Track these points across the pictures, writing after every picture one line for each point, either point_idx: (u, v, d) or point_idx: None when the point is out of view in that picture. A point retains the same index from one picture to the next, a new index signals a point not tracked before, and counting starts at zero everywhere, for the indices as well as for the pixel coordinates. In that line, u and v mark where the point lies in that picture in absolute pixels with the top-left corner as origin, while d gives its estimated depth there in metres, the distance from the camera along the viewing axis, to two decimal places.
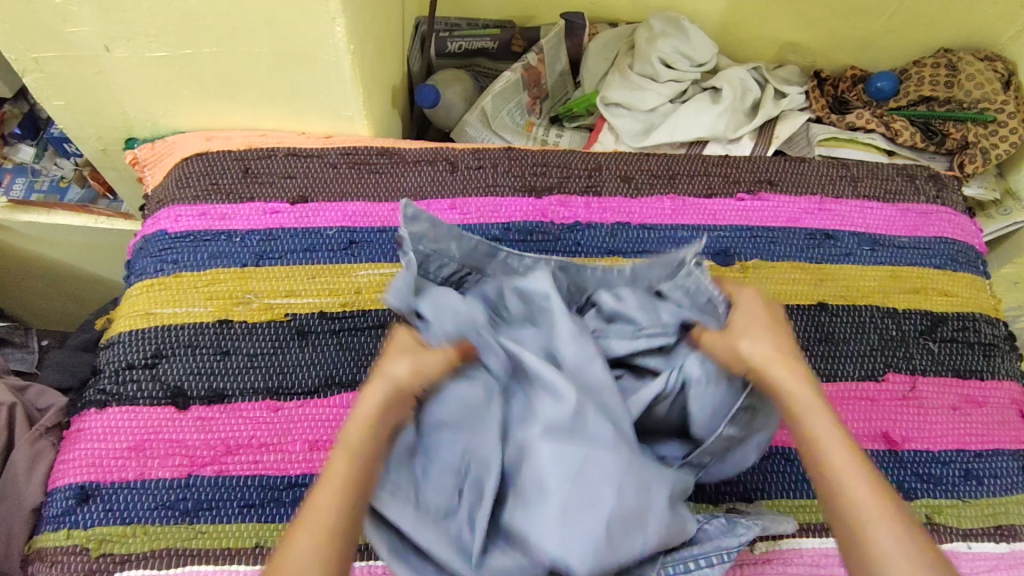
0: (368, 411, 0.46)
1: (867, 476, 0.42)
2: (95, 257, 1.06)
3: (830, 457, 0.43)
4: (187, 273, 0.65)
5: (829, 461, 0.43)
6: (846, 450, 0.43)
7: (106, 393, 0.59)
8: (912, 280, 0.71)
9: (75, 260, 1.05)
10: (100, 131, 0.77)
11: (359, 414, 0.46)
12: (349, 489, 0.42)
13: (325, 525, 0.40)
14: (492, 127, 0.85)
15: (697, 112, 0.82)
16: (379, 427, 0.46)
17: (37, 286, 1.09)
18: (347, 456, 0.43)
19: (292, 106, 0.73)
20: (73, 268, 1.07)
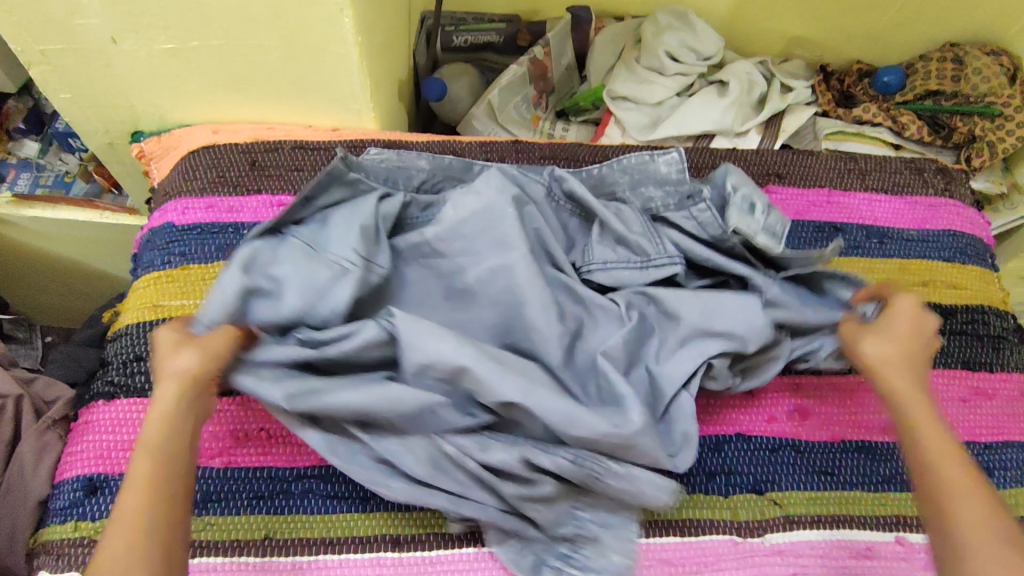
0: (157, 423, 0.46)
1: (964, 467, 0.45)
2: (100, 252, 1.05)
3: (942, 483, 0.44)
4: (193, 266, 0.65)
5: (945, 483, 0.44)
6: (960, 471, 0.45)
7: (114, 385, 0.59)
8: (921, 273, 0.71)
9: (80, 255, 1.05)
10: (106, 124, 0.77)
11: (152, 425, 0.46)
12: (157, 486, 0.43)
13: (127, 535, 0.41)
14: (498, 120, 0.85)
15: (704, 106, 0.82)
16: (182, 437, 0.46)
17: (42, 281, 1.08)
18: (150, 461, 0.44)
19: (299, 98, 0.73)
20: (77, 264, 1.07)
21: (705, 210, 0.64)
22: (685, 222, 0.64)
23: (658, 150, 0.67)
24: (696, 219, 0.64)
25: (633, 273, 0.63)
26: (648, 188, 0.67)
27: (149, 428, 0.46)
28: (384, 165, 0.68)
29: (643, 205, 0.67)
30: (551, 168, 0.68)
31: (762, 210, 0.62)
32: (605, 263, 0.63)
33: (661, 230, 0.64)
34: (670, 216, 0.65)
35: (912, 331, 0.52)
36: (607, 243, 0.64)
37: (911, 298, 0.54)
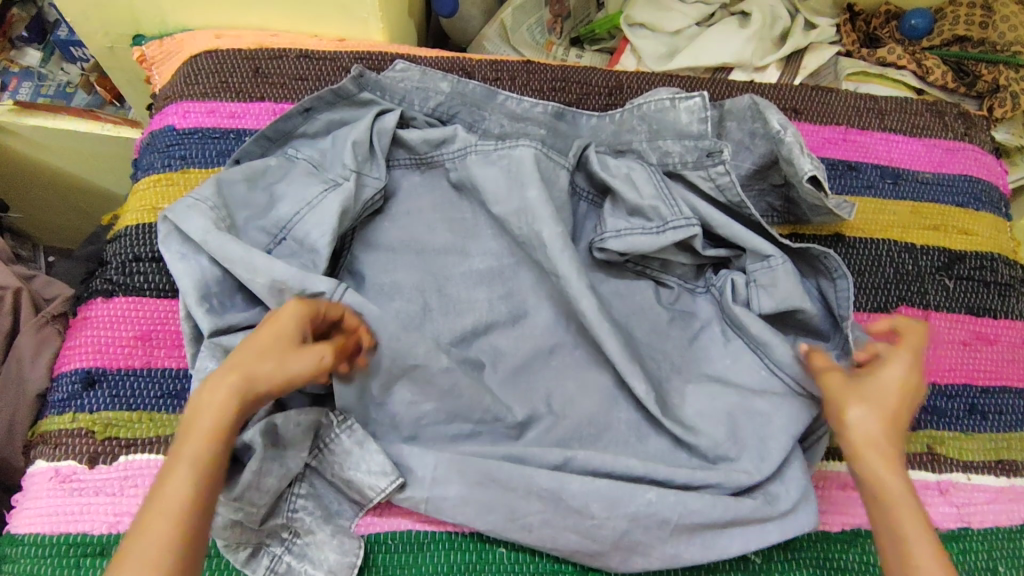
0: (228, 394, 0.42)
1: (930, 538, 0.44)
2: (104, 167, 1.04)
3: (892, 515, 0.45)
4: (194, 170, 0.64)
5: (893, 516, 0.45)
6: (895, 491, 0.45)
7: (112, 283, 0.58)
8: (932, 216, 0.69)
9: (80, 171, 1.03)
10: (107, 26, 0.75)
11: (207, 410, 0.42)
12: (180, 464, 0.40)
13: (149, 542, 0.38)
14: (510, 43, 0.81)
15: (723, 37, 0.80)
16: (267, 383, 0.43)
17: (43, 197, 1.07)
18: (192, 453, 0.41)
19: (304, 6, 0.69)
20: (77, 179, 1.05)
21: (722, 170, 0.60)
22: (701, 182, 0.61)
23: (683, 94, 0.62)
24: (714, 180, 0.61)
25: (645, 236, 0.59)
26: (667, 139, 0.63)
27: (217, 397, 0.42)
28: (404, 84, 0.66)
29: (660, 159, 0.64)
30: (584, 118, 0.67)
31: (793, 158, 0.59)
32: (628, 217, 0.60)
33: (674, 189, 0.61)
34: (693, 167, 0.62)
35: (907, 397, 0.49)
36: (622, 212, 0.61)
37: (895, 365, 0.50)
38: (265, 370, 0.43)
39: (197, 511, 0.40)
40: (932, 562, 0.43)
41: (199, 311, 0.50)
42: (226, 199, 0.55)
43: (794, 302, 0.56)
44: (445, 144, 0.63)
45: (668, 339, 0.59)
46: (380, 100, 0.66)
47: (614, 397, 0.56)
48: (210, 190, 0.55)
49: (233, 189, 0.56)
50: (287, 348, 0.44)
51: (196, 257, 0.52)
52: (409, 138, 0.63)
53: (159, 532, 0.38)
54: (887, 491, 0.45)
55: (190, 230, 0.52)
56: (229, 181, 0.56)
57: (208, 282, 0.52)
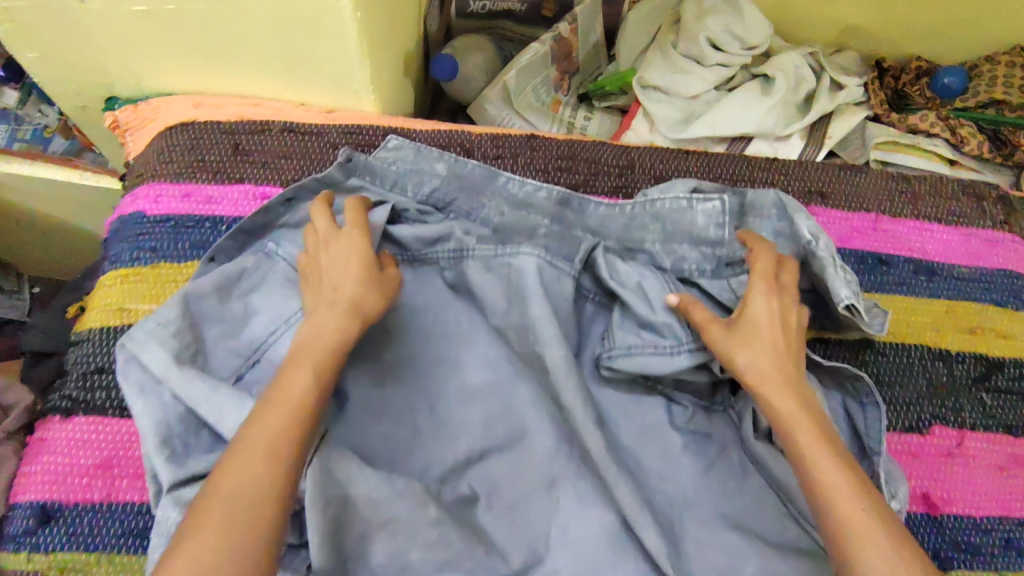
0: (325, 337, 0.45)
1: (835, 460, 0.43)
2: (85, 213, 0.97)
3: (803, 465, 0.43)
4: (164, 264, 0.58)
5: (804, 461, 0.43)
6: (811, 438, 0.44)
7: (72, 400, 0.54)
8: (969, 317, 0.64)
9: (68, 216, 0.96)
10: (78, 88, 0.68)
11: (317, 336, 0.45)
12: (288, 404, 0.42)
13: (256, 463, 0.39)
14: (513, 106, 0.75)
15: (745, 104, 0.74)
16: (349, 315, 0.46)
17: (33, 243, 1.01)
18: (310, 375, 0.44)
19: (289, 76, 0.63)
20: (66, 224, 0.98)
21: (743, 279, 0.55)
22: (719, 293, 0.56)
23: (699, 198, 0.59)
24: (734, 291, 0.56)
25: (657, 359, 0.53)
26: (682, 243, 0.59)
27: (324, 315, 0.46)
28: (396, 167, 0.62)
29: (673, 263, 0.58)
30: (592, 206, 0.61)
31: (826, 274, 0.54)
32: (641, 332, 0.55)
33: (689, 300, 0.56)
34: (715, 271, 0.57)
35: (790, 325, 0.49)
36: (633, 327, 0.55)
37: (761, 298, 0.49)
38: (353, 280, 0.48)
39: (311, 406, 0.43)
40: (840, 483, 0.42)
41: (160, 458, 0.45)
42: (197, 316, 0.51)
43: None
44: (439, 242, 0.59)
45: (682, 474, 0.53)
46: (369, 184, 0.61)
47: (622, 545, 0.50)
48: (175, 309, 0.50)
49: (203, 303, 0.51)
50: (373, 266, 0.50)
51: (158, 390, 0.47)
52: (398, 234, 0.58)
53: (279, 418, 0.41)
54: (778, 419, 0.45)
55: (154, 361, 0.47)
56: (196, 296, 0.51)
57: (171, 419, 0.47)
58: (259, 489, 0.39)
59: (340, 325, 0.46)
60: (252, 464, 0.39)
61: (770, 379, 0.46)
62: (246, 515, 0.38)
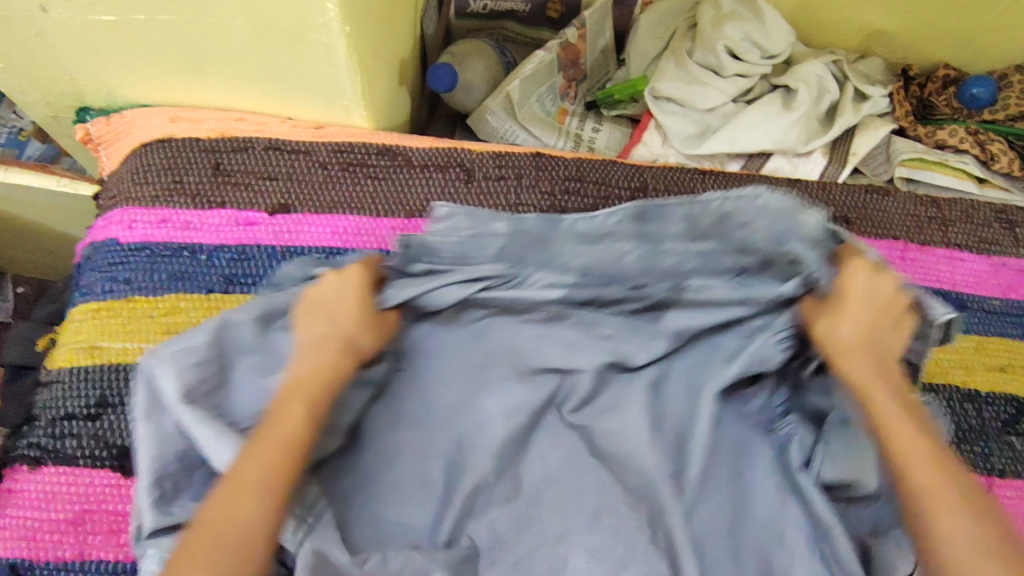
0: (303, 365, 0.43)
1: (922, 440, 0.40)
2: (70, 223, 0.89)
3: (891, 437, 0.41)
4: (138, 298, 0.54)
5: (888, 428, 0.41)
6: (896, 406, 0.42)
7: (40, 449, 0.50)
8: (999, 354, 0.60)
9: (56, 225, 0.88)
10: (47, 97, 0.63)
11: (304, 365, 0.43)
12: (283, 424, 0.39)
13: (254, 474, 0.37)
14: (516, 117, 0.70)
15: (763, 118, 0.69)
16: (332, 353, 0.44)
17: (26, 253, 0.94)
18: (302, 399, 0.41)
19: (274, 90, 0.59)
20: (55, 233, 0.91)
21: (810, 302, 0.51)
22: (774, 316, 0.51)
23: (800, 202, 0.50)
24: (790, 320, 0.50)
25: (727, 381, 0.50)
26: (795, 244, 0.49)
27: (325, 349, 0.43)
28: None
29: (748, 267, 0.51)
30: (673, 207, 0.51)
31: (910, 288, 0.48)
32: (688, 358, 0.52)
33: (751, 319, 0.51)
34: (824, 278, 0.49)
35: (881, 296, 0.46)
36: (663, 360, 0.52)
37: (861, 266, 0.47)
38: (353, 318, 0.46)
39: (307, 434, 0.40)
40: (922, 466, 0.39)
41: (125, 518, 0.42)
42: (226, 347, 0.45)
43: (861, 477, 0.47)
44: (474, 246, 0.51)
45: None
46: None
47: None
48: (203, 337, 0.45)
49: (232, 333, 0.46)
50: (370, 305, 0.47)
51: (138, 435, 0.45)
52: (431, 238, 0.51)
53: (277, 438, 0.39)
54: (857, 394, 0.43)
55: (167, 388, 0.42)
56: (230, 322, 0.45)
57: (161, 456, 0.42)
58: (248, 517, 0.36)
59: (335, 362, 0.43)
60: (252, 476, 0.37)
61: (848, 346, 0.45)
62: (233, 549, 0.35)
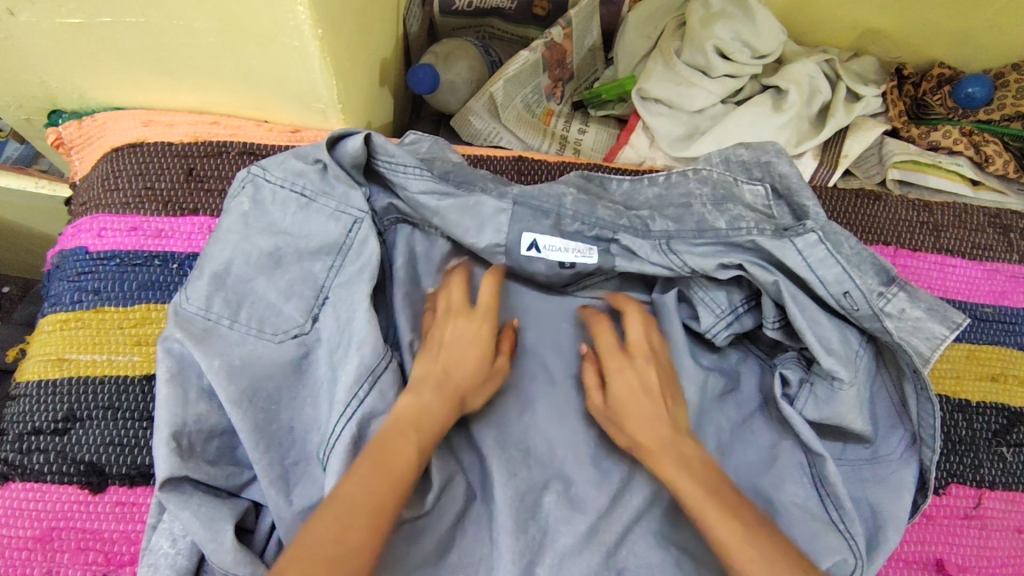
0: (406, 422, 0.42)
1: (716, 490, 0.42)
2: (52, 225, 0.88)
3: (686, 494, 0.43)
4: (108, 309, 0.53)
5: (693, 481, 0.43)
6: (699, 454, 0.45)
7: (6, 464, 0.48)
8: (991, 363, 0.59)
9: (40, 227, 0.87)
10: (18, 100, 0.61)
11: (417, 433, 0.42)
12: (381, 470, 0.39)
13: (346, 518, 0.37)
14: (500, 119, 0.69)
15: (752, 120, 0.67)
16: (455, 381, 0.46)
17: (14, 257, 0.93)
18: (415, 448, 0.41)
19: (248, 91, 0.57)
20: (40, 235, 0.89)
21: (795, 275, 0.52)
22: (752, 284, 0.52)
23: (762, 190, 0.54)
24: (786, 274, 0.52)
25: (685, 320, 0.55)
26: (734, 207, 0.54)
27: (424, 393, 0.44)
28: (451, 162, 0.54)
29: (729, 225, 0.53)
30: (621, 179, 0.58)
31: (850, 296, 0.50)
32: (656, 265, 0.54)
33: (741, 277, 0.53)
34: (773, 247, 0.51)
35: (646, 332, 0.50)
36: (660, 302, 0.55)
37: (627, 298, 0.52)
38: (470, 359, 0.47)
39: (410, 483, 0.40)
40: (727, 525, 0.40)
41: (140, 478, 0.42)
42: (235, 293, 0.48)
43: (845, 421, 0.50)
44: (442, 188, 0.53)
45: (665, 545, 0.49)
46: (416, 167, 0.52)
47: None
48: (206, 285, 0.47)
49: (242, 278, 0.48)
50: (489, 353, 0.48)
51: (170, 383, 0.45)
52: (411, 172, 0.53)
53: (377, 480, 0.39)
54: (663, 468, 0.44)
55: (204, 350, 0.44)
56: (240, 276, 0.48)
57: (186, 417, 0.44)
58: (359, 549, 0.36)
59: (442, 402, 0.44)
60: (338, 525, 0.36)
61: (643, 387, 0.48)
62: (340, 565, 0.35)
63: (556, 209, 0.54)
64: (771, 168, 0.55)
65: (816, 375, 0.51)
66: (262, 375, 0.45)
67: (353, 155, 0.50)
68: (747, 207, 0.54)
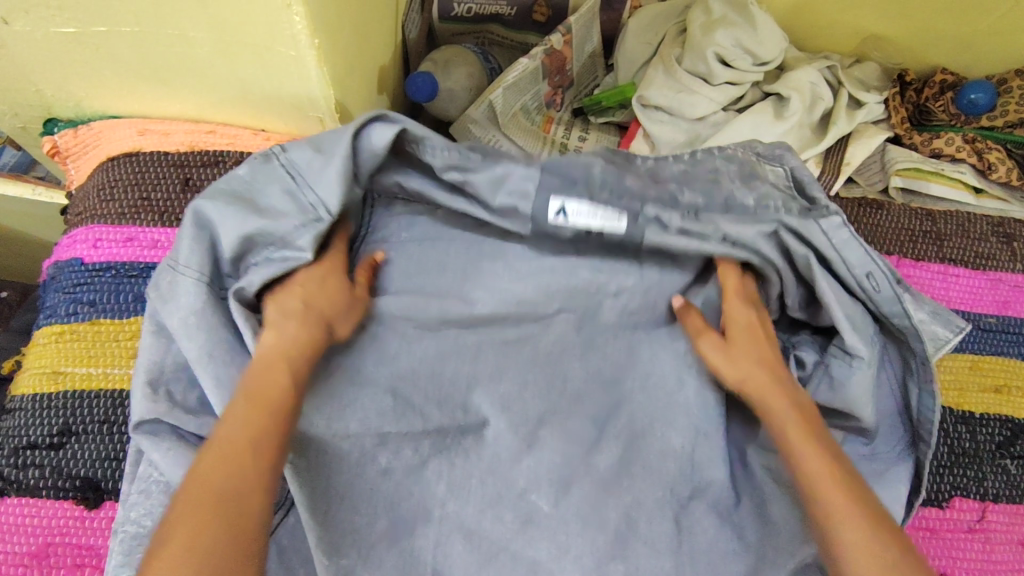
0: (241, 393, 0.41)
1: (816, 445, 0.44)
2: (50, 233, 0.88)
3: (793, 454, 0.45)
4: (104, 321, 0.52)
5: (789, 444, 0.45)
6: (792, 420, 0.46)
7: (1, 478, 0.48)
8: (995, 374, 0.58)
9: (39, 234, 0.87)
10: (13, 109, 0.61)
11: (242, 398, 0.41)
12: (231, 457, 0.38)
13: (200, 509, 0.35)
14: (499, 126, 0.68)
15: (753, 127, 0.67)
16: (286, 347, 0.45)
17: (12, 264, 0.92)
18: (244, 415, 0.40)
19: (246, 101, 0.56)
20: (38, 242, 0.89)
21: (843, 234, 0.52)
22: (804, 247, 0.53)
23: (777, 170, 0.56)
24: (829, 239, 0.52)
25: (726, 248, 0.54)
26: (761, 185, 0.55)
27: (287, 325, 0.46)
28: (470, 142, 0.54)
29: (757, 202, 0.54)
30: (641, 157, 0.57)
31: (873, 276, 0.52)
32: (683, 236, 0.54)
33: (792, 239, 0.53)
34: (797, 226, 0.53)
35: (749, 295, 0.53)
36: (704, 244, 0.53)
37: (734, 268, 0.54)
38: (316, 309, 0.48)
39: (269, 446, 0.39)
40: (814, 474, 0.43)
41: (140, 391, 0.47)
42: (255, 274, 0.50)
43: (855, 408, 0.52)
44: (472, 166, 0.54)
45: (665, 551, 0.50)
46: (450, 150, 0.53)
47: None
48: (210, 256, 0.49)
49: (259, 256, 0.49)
50: (337, 293, 0.50)
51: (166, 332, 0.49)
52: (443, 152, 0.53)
53: (223, 461, 0.37)
54: (756, 400, 0.48)
55: (165, 311, 0.47)
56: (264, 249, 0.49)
57: (165, 364, 0.48)
58: (242, 481, 0.37)
59: (283, 357, 0.44)
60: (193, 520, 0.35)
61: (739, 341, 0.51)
62: (237, 461, 0.38)
63: (583, 180, 0.54)
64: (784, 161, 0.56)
65: (834, 354, 0.53)
66: (223, 333, 0.48)
67: (379, 135, 0.51)
68: (771, 185, 0.55)
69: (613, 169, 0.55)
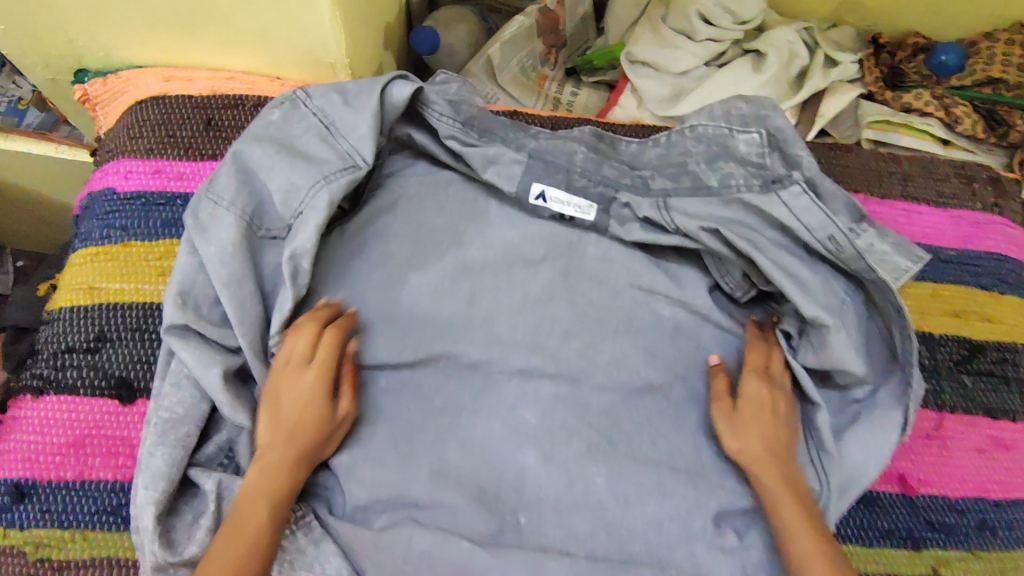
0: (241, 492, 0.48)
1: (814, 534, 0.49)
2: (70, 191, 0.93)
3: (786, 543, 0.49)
4: (135, 243, 0.57)
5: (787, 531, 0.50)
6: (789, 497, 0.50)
7: (43, 378, 0.53)
8: (954, 300, 0.63)
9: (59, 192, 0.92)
10: (47, 59, 0.66)
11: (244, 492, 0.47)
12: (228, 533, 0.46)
13: None
14: (497, 81, 0.73)
15: (733, 81, 0.72)
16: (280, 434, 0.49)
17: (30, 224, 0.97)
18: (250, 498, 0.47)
19: (264, 48, 0.62)
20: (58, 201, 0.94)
21: (803, 202, 0.57)
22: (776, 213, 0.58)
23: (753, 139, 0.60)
24: (789, 206, 0.57)
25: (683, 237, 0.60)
26: (727, 164, 0.60)
27: (268, 465, 0.48)
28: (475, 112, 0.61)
29: (721, 180, 0.60)
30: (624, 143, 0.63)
31: (835, 239, 0.56)
32: (645, 226, 0.61)
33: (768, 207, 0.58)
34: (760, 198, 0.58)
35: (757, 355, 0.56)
36: (653, 229, 0.61)
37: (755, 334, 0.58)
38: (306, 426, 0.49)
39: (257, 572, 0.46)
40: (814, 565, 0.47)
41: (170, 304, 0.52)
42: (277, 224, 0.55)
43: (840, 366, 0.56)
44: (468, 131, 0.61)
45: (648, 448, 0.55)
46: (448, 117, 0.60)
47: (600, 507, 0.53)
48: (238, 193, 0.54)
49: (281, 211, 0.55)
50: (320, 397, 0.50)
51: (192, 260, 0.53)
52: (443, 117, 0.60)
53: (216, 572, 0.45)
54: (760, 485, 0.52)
55: (201, 241, 0.52)
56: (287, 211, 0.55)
57: (196, 282, 0.53)
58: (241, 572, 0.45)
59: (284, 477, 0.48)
60: None
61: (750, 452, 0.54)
62: None
63: (566, 164, 0.61)
64: (766, 120, 0.60)
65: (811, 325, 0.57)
66: (247, 276, 0.53)
67: (399, 91, 0.56)
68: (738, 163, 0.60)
69: (595, 157, 0.62)
